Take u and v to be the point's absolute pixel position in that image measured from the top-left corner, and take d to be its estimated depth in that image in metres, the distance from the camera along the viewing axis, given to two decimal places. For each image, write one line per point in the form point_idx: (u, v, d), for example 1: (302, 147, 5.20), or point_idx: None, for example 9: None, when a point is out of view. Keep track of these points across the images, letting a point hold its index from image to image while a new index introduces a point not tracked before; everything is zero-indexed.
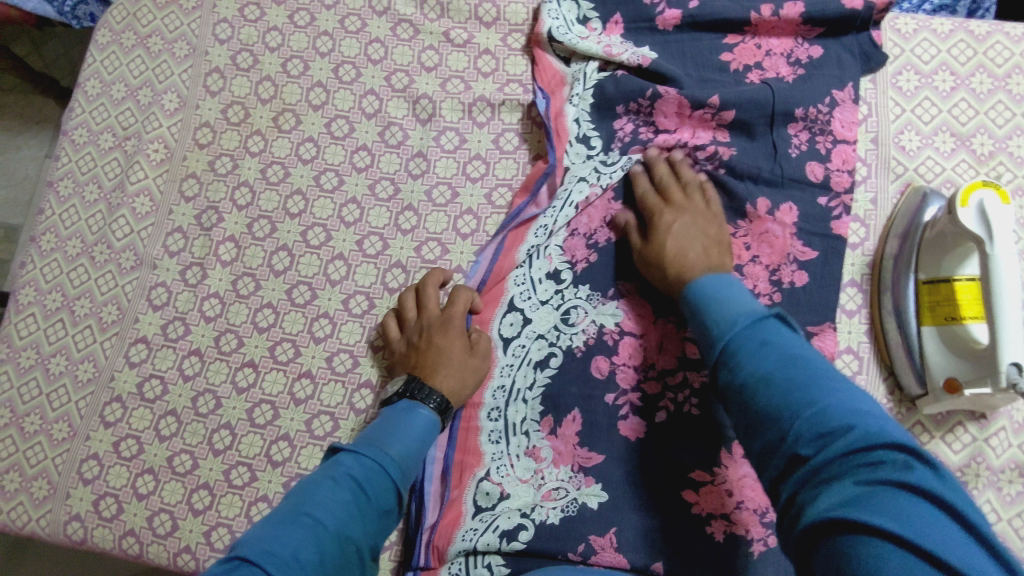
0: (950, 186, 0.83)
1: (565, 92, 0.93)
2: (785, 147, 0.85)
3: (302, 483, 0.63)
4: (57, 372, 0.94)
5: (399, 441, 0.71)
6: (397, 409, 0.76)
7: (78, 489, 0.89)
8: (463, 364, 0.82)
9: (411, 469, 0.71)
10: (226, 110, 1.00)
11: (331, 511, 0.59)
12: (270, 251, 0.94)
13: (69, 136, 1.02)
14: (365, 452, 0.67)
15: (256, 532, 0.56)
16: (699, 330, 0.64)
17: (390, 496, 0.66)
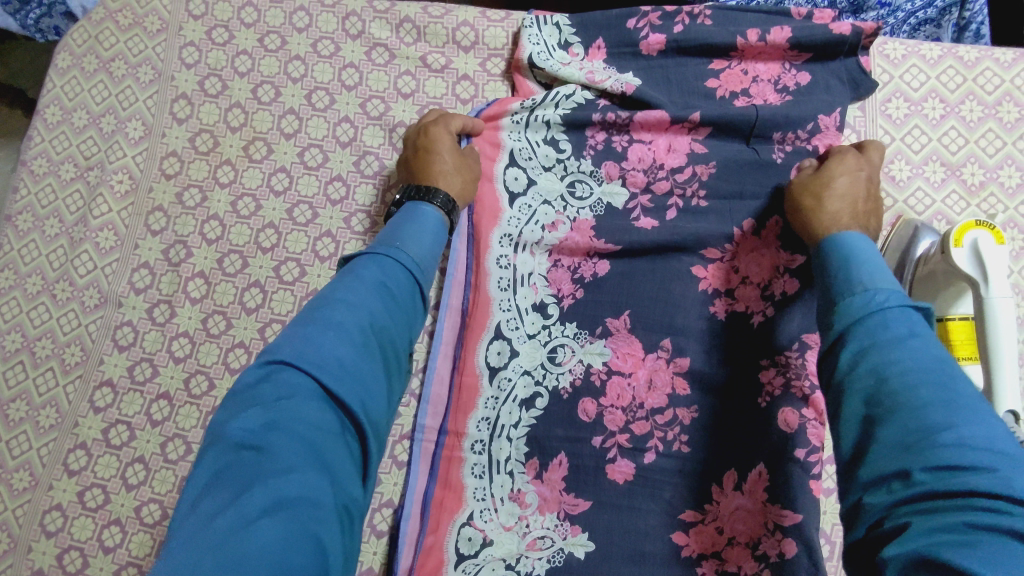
0: (941, 218, 0.82)
1: (514, 103, 0.89)
2: (767, 155, 0.83)
3: (325, 288, 0.62)
4: (17, 418, 0.89)
5: (416, 245, 0.70)
6: (404, 212, 0.75)
7: (40, 543, 0.85)
8: (461, 164, 0.83)
9: (430, 267, 0.71)
10: (194, 138, 0.96)
11: (358, 305, 0.60)
12: (242, 287, 0.90)
13: (27, 166, 0.97)
14: (386, 254, 0.66)
15: (288, 339, 0.56)
16: (864, 260, 0.62)
17: (412, 289, 0.67)
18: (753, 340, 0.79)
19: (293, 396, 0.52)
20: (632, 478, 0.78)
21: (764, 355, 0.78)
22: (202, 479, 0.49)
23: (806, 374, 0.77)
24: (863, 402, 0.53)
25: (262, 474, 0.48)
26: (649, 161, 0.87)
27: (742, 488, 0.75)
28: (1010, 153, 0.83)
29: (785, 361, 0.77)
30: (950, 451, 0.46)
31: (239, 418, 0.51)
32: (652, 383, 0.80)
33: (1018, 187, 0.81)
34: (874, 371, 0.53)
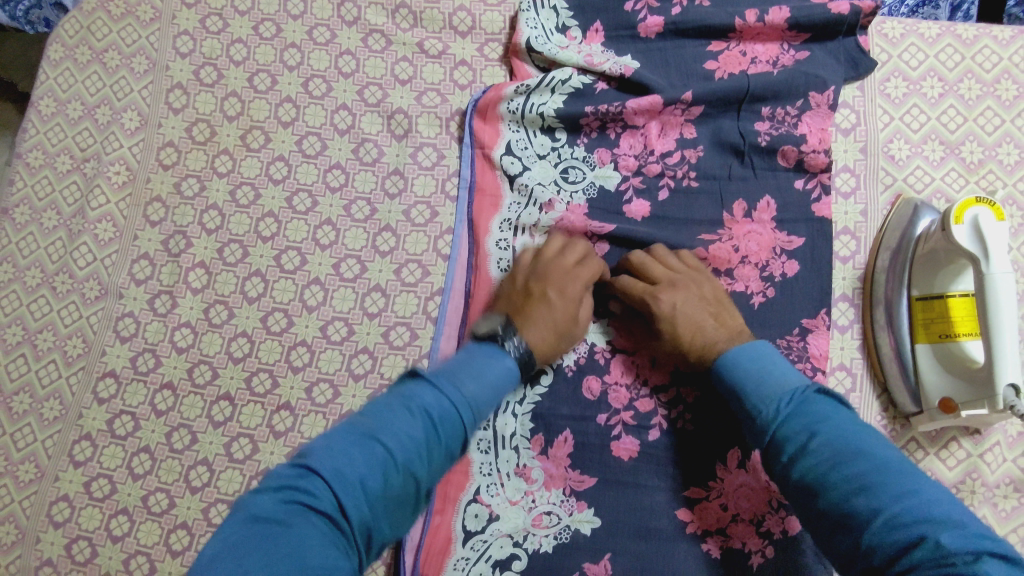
0: (940, 196, 0.82)
1: (509, 86, 0.89)
2: (753, 137, 0.84)
3: (380, 401, 0.63)
4: (21, 411, 0.89)
5: (478, 384, 0.66)
6: (482, 352, 0.70)
7: (48, 533, 0.85)
8: (568, 278, 0.79)
9: (485, 412, 0.67)
10: (190, 128, 0.96)
11: (402, 445, 0.59)
12: (242, 277, 0.90)
13: (23, 159, 0.96)
14: (446, 392, 0.64)
15: (326, 442, 0.59)
16: (762, 355, 0.68)
17: (459, 441, 0.64)
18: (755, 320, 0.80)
19: (316, 501, 0.54)
20: (637, 454, 0.79)
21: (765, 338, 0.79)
22: (223, 539, 0.51)
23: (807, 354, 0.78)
24: (824, 495, 0.56)
25: (275, 540, 0.51)
26: (640, 148, 0.87)
27: (745, 466, 0.76)
28: (1009, 130, 0.83)
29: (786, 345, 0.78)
30: (915, 518, 0.51)
31: (257, 500, 0.54)
32: (654, 361, 0.81)
33: (1017, 164, 0.82)
34: (820, 462, 0.57)
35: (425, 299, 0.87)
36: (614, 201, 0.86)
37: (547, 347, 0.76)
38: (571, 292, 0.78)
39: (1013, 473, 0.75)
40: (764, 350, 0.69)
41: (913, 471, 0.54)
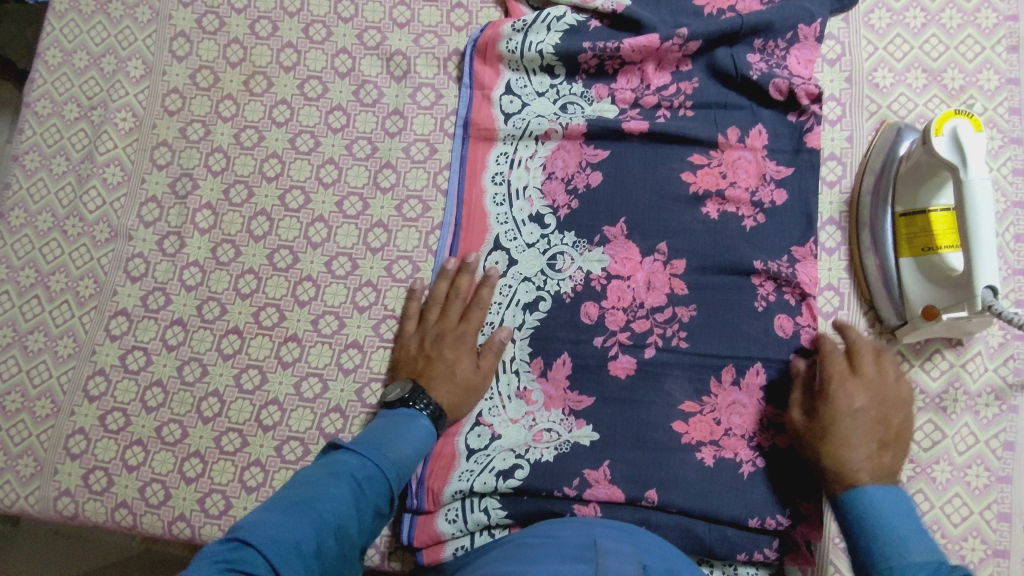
0: (923, 121, 0.85)
1: (506, 24, 0.92)
2: (747, 69, 0.86)
3: (306, 475, 0.64)
4: (36, 349, 0.92)
5: (399, 447, 0.70)
6: (399, 414, 0.75)
7: (65, 465, 0.88)
8: (464, 341, 0.83)
9: (409, 469, 0.70)
10: (194, 75, 0.98)
11: (333, 503, 0.60)
12: (248, 216, 0.93)
13: (31, 109, 0.99)
14: (369, 456, 0.67)
15: (259, 518, 0.57)
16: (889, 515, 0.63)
17: (383, 496, 0.66)
18: (745, 244, 0.83)
19: (253, 570, 0.52)
20: (634, 372, 0.82)
21: (753, 259, 0.82)
22: None
23: (799, 280, 0.81)
24: None
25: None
26: (637, 84, 0.90)
27: (739, 383, 0.80)
28: (989, 57, 0.85)
29: (777, 271, 0.81)
30: None
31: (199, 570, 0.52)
32: (650, 284, 0.84)
33: (997, 89, 0.84)
34: None
35: (426, 233, 0.90)
36: (610, 129, 0.88)
37: (456, 403, 0.79)
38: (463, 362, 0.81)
39: (995, 382, 0.78)
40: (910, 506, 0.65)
41: None
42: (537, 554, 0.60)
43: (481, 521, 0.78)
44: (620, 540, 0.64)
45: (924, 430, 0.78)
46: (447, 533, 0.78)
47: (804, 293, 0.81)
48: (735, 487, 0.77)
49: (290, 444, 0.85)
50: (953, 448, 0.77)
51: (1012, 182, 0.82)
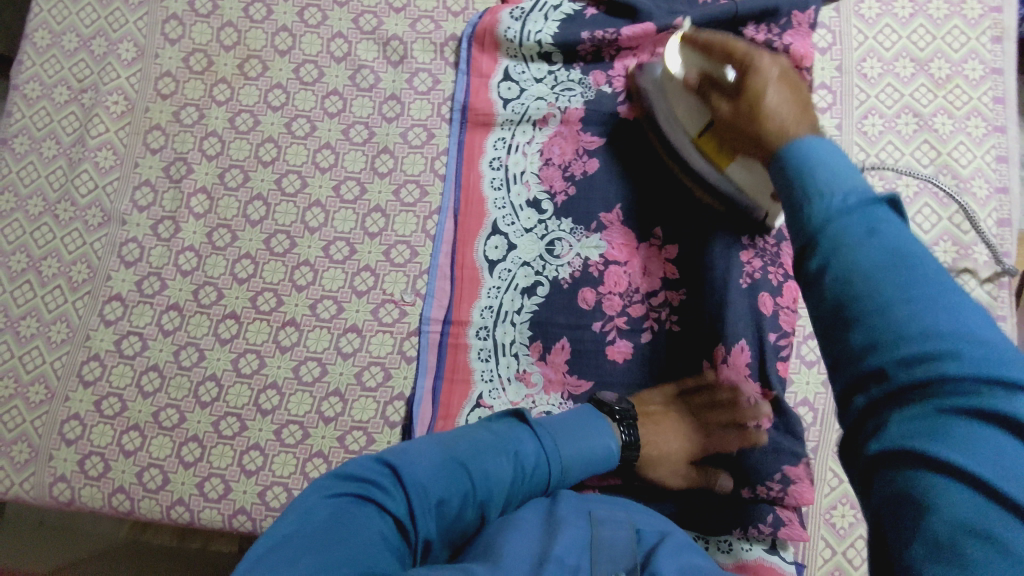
0: (909, 111, 0.87)
1: (505, 11, 0.92)
2: None
3: (485, 430, 0.68)
4: (29, 335, 0.91)
5: (575, 446, 0.71)
6: (593, 426, 0.73)
7: (61, 450, 0.88)
8: (705, 417, 0.79)
9: (575, 470, 0.71)
10: (187, 58, 0.97)
11: (488, 482, 0.63)
12: (244, 201, 0.93)
13: (20, 91, 0.97)
14: (544, 447, 0.69)
15: (421, 450, 0.63)
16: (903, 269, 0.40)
17: (539, 486, 0.68)
18: None
19: (390, 504, 0.57)
20: (631, 356, 0.83)
21: (742, 234, 0.82)
22: (295, 520, 0.54)
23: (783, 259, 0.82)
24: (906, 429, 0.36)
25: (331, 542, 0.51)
26: None
27: (726, 361, 0.77)
28: (974, 47, 0.88)
29: (764, 245, 0.82)
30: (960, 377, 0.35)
31: (366, 458, 0.61)
32: (646, 269, 0.85)
33: (982, 78, 0.87)
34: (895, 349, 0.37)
35: (424, 218, 0.91)
36: (606, 117, 0.90)
37: (653, 456, 0.79)
38: (688, 430, 0.79)
39: None
40: (835, 150, 0.48)
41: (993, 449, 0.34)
42: (533, 522, 0.62)
43: None
44: (615, 507, 0.66)
45: None
46: None
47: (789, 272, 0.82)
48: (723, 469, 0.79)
49: (290, 428, 0.86)
50: None
51: (995, 169, 0.84)
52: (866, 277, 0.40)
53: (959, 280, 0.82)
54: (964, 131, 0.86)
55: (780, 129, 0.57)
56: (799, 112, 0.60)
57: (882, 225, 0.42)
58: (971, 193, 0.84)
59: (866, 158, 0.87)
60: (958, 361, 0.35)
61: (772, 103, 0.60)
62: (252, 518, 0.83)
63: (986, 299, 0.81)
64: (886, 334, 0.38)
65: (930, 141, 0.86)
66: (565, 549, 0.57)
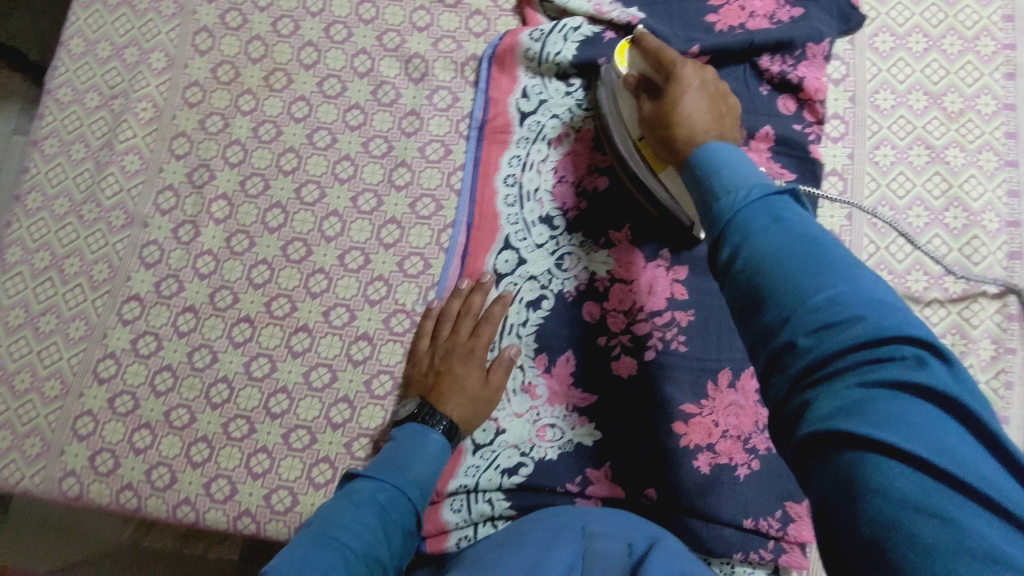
0: (921, 143, 0.89)
1: (525, 32, 0.95)
2: (757, 85, 0.91)
3: (330, 507, 0.70)
4: (48, 331, 0.93)
5: (419, 464, 0.76)
6: (407, 433, 0.78)
7: (72, 445, 0.89)
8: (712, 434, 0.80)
9: (432, 485, 0.77)
10: (215, 69, 1.00)
11: (359, 537, 0.66)
12: (264, 208, 0.95)
13: (53, 95, 1.00)
14: (387, 479, 0.74)
15: (290, 550, 0.63)
16: (797, 225, 0.49)
17: (410, 516, 0.74)
18: None
19: None
20: (636, 372, 0.84)
21: None
22: None
23: None
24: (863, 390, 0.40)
25: None
26: None
27: (735, 386, 0.82)
28: (987, 83, 0.90)
29: None
30: (860, 337, 0.41)
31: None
32: (652, 289, 0.86)
33: (994, 113, 0.89)
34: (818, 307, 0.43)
35: (438, 231, 0.93)
36: None
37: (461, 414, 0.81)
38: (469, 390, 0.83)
39: (987, 394, 0.80)
40: (742, 154, 0.57)
41: (897, 307, 0.43)
42: (529, 543, 0.65)
43: (485, 511, 0.80)
44: (614, 525, 0.67)
45: None
46: (452, 523, 0.80)
47: None
48: (729, 488, 0.78)
49: (298, 433, 0.87)
50: None
51: (1006, 203, 0.86)
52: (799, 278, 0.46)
53: (968, 311, 0.83)
54: (976, 165, 0.87)
55: (704, 181, 0.63)
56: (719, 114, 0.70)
57: (800, 221, 0.50)
58: (981, 225, 0.85)
59: (877, 188, 0.88)
60: (898, 347, 0.41)
61: (687, 127, 0.67)
62: (257, 520, 0.84)
63: (995, 330, 0.82)
64: (816, 336, 0.43)
65: (941, 173, 0.88)
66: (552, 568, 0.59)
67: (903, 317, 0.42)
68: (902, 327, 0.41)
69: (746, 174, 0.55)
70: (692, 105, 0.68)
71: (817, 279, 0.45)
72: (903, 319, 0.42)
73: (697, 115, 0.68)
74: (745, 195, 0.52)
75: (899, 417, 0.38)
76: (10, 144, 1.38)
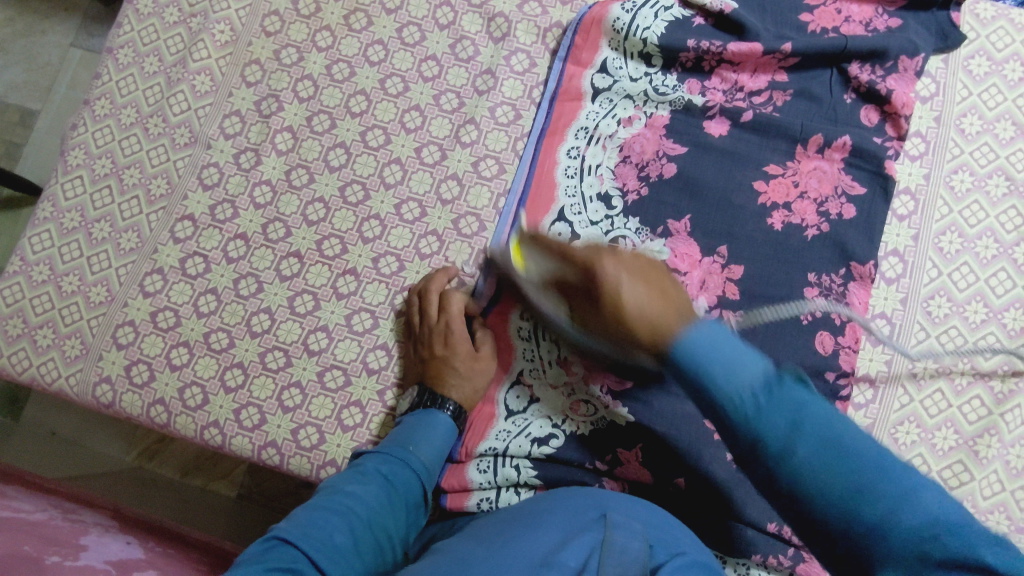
0: (1001, 173, 0.87)
1: (615, 4, 0.93)
2: (840, 92, 0.89)
3: (335, 476, 0.71)
4: (100, 238, 0.94)
5: (426, 443, 0.76)
6: (416, 416, 0.79)
7: (111, 353, 0.90)
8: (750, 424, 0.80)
9: (439, 464, 0.78)
10: (297, 1, 1.00)
11: (364, 504, 0.68)
12: (327, 146, 0.95)
13: (134, 5, 1.00)
14: (394, 453, 0.74)
15: (295, 516, 0.65)
16: (710, 348, 0.57)
17: (417, 489, 0.74)
18: (808, 253, 0.85)
19: (292, 561, 0.60)
20: None
21: (810, 269, 0.84)
22: None
23: (849, 300, 0.83)
24: (854, 524, 0.52)
25: None
26: (731, 85, 0.91)
27: None
28: None
29: (830, 283, 0.83)
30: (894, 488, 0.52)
31: (253, 545, 0.62)
32: (704, 283, 0.85)
33: None
34: (818, 454, 0.53)
35: (497, 195, 0.92)
36: (692, 126, 0.90)
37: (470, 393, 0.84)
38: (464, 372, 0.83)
39: None
40: (720, 331, 0.58)
41: (843, 421, 0.56)
42: (546, 520, 0.62)
43: (510, 477, 0.80)
44: (631, 515, 0.64)
45: (953, 468, 0.79)
46: (475, 482, 0.81)
47: (852, 313, 0.83)
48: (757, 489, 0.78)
49: (333, 372, 0.87)
50: (978, 491, 0.78)
51: None
52: (761, 417, 0.55)
53: None
54: None
55: (630, 312, 0.63)
56: (672, 299, 0.64)
57: (712, 343, 0.57)
58: None
59: (949, 213, 0.86)
60: (801, 441, 0.54)
61: (628, 293, 0.63)
62: (282, 452, 0.85)
63: None
64: (849, 505, 0.52)
65: (1017, 207, 0.86)
66: (575, 546, 0.56)
67: (812, 402, 0.56)
68: (901, 480, 0.53)
69: (717, 348, 0.57)
70: (620, 263, 0.66)
71: (745, 373, 0.56)
72: (803, 399, 0.56)
73: (629, 283, 0.64)
74: (738, 381, 0.56)
75: (891, 533, 0.51)
76: (66, 54, 1.38)
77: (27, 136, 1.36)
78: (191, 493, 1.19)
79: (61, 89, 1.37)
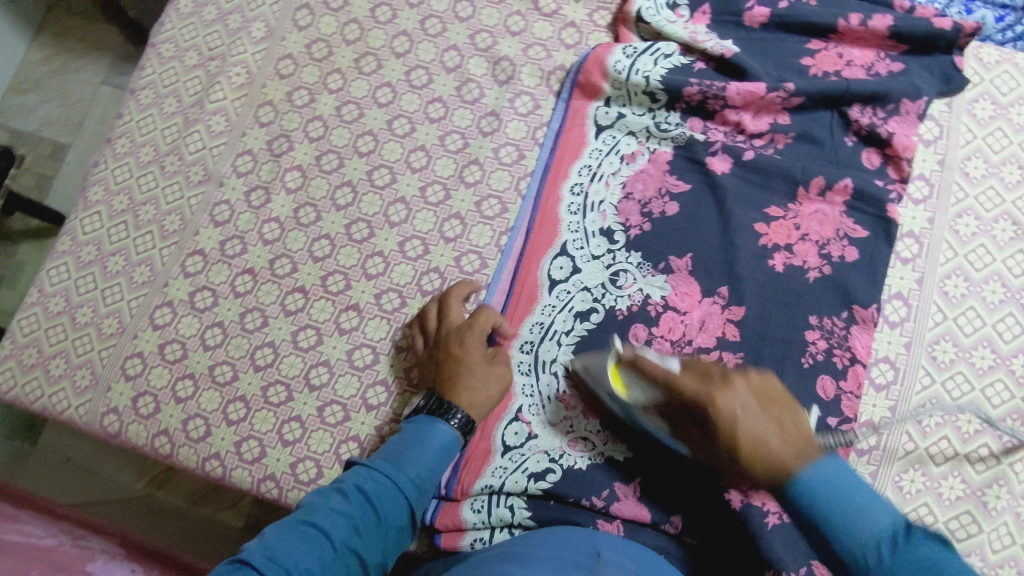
0: (1008, 218, 0.86)
1: (618, 46, 0.95)
2: (842, 135, 0.89)
3: (314, 493, 0.66)
4: (114, 271, 0.97)
5: (416, 461, 0.69)
6: (416, 424, 0.74)
7: (119, 383, 0.92)
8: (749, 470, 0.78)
9: (430, 484, 0.70)
10: (310, 45, 1.04)
11: (339, 528, 0.62)
12: (335, 185, 0.97)
13: (156, 49, 1.05)
14: (380, 469, 0.67)
15: (264, 537, 0.60)
16: (839, 480, 0.56)
17: (402, 511, 0.66)
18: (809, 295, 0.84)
19: None
20: None
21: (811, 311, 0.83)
22: None
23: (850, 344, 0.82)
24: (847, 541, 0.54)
25: None
26: (733, 125, 0.92)
27: None
28: None
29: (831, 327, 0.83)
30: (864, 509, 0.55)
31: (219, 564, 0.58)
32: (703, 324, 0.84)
33: None
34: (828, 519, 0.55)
35: (498, 233, 0.93)
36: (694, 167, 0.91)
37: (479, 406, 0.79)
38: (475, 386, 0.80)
39: None
40: (839, 466, 0.58)
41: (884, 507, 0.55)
42: (534, 556, 0.61)
43: (505, 517, 0.80)
44: (623, 552, 0.64)
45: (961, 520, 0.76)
46: (469, 522, 0.80)
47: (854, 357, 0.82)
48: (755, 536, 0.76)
49: (332, 408, 0.88)
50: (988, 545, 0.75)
51: None
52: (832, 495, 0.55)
53: None
54: None
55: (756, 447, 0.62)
56: (799, 436, 0.62)
57: (833, 475, 0.57)
58: None
59: (954, 256, 0.85)
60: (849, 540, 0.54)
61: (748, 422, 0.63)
62: (280, 486, 0.86)
63: None
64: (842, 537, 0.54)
65: None
66: None
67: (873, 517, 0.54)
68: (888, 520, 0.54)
69: (845, 486, 0.56)
70: (740, 399, 0.65)
71: (876, 517, 0.54)
72: (864, 510, 0.55)
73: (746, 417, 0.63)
74: (854, 497, 0.55)
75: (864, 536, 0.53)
76: (96, 92, 1.45)
77: (57, 171, 1.41)
78: (197, 523, 1.19)
79: (90, 125, 1.43)
